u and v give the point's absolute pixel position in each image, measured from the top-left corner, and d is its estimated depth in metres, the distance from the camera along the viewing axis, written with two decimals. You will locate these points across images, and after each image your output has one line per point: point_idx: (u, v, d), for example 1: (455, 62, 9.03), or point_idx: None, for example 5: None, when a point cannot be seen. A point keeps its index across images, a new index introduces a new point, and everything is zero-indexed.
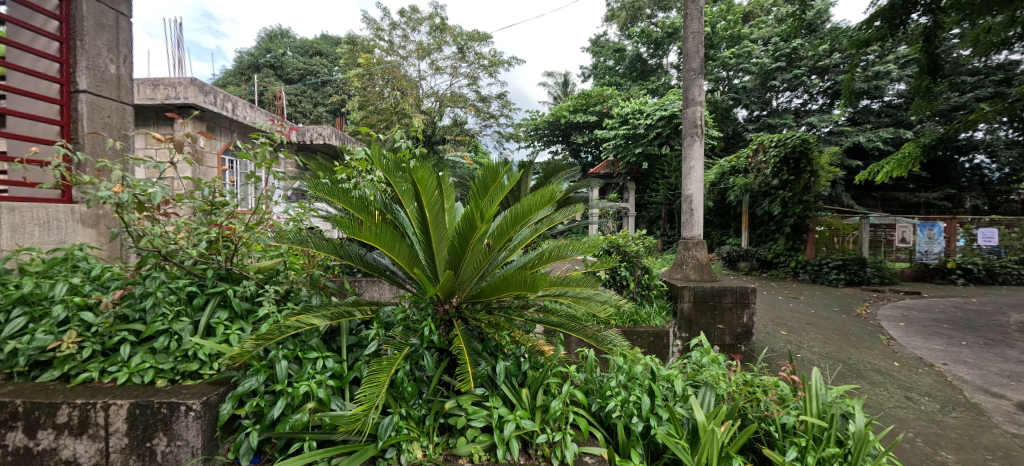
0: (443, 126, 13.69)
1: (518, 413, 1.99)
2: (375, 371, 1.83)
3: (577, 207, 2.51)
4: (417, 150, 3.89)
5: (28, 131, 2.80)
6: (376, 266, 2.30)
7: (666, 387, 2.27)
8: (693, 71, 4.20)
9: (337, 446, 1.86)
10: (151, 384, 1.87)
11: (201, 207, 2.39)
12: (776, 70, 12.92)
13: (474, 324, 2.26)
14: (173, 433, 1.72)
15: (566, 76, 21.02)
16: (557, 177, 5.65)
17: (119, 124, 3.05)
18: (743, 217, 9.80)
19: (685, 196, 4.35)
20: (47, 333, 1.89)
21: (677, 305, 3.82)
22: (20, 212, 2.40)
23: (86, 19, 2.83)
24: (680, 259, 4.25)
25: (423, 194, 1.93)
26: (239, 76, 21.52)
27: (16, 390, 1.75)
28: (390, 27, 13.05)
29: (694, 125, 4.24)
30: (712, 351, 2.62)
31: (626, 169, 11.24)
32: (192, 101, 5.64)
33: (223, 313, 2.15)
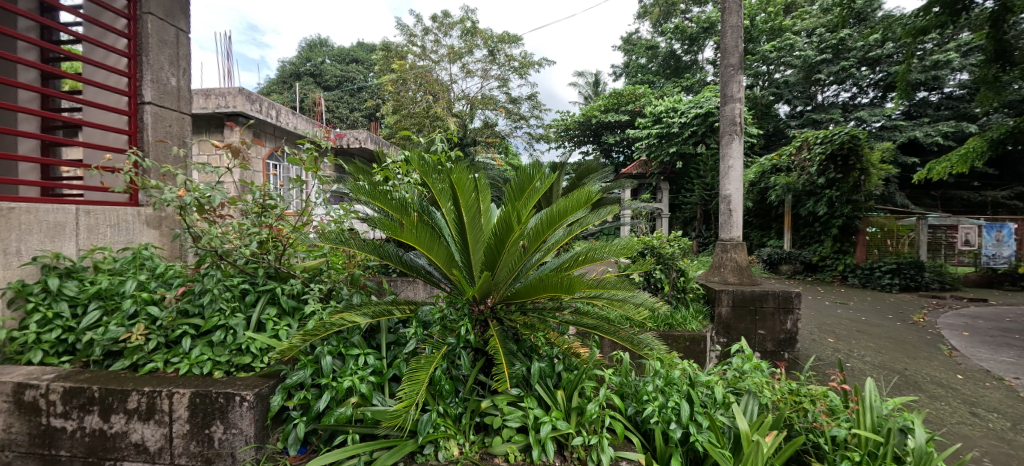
0: (474, 128, 13.86)
1: (554, 415, 1.99)
2: (414, 369, 1.88)
3: (612, 208, 2.50)
4: (453, 152, 3.99)
5: (101, 140, 3.04)
6: (413, 266, 2.36)
7: (705, 394, 2.21)
8: (732, 67, 4.09)
9: (378, 441, 1.92)
10: (209, 375, 1.99)
11: (253, 210, 2.53)
12: (822, 63, 12.36)
13: (509, 325, 2.29)
14: (229, 422, 1.82)
15: (597, 75, 20.84)
16: (590, 177, 5.61)
17: (179, 133, 3.27)
18: (785, 217, 9.40)
19: (723, 196, 4.23)
20: (119, 326, 2.08)
21: (714, 309, 3.72)
22: (95, 214, 2.60)
23: (150, 36, 3.05)
24: (717, 262, 4.14)
25: (460, 197, 1.97)
26: (281, 85, 22.57)
27: (92, 377, 1.91)
28: (423, 32, 13.34)
29: (732, 123, 4.11)
30: (754, 357, 2.53)
31: (660, 169, 11.00)
32: (240, 109, 5.99)
33: (272, 309, 2.28)
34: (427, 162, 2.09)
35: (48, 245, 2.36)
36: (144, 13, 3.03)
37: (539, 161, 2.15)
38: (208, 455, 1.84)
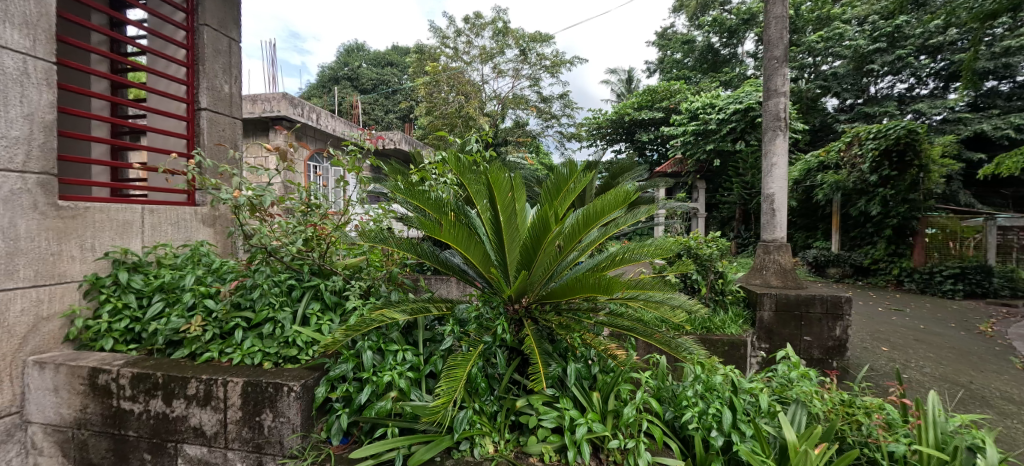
0: (505, 128, 13.92)
1: (589, 417, 1.97)
2: (452, 367, 1.92)
3: (649, 208, 2.47)
4: (488, 153, 4.03)
5: (163, 145, 3.25)
6: (448, 264, 2.40)
7: (748, 401, 2.14)
8: (776, 60, 3.92)
9: (417, 435, 1.96)
10: (259, 365, 2.10)
11: (299, 209, 2.65)
12: (875, 53, 11.67)
13: (544, 324, 2.30)
14: (278, 410, 1.91)
15: (631, 72, 20.47)
16: (623, 177, 5.55)
17: (231, 137, 3.46)
18: (833, 218, 8.92)
19: (766, 195, 4.06)
20: (179, 317, 2.23)
21: (756, 313, 3.59)
22: (157, 213, 2.79)
23: (206, 46, 3.24)
24: (760, 264, 3.99)
25: (497, 196, 1.99)
26: (321, 89, 23.44)
27: (156, 364, 2.06)
28: (455, 33, 13.51)
29: (776, 118, 3.95)
30: (802, 365, 2.42)
31: (696, 167, 10.68)
32: (283, 113, 6.29)
33: (316, 304, 2.38)
34: (463, 162, 2.13)
35: (118, 241, 2.54)
36: (200, 25, 3.22)
37: (574, 161, 2.14)
38: (258, 442, 1.94)
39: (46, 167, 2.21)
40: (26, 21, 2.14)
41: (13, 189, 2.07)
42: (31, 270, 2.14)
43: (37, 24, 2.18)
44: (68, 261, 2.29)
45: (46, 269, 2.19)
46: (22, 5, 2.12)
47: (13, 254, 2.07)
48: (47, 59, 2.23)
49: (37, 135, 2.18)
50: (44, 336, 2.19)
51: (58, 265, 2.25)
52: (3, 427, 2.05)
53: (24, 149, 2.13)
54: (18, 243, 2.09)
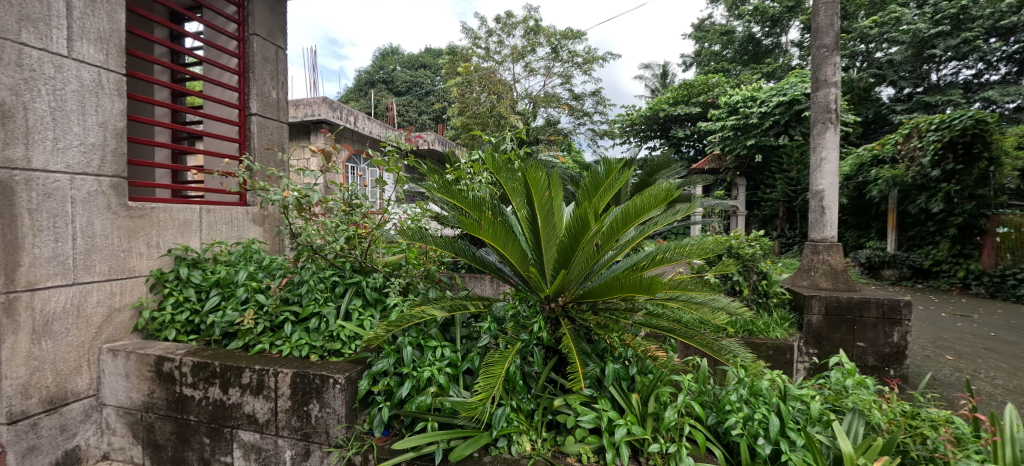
0: (537, 126, 13.90)
1: (629, 418, 1.93)
2: (490, 364, 1.94)
3: (689, 206, 2.41)
4: (522, 151, 4.04)
5: (218, 149, 3.46)
6: (485, 262, 2.43)
7: (798, 409, 2.04)
8: (826, 48, 3.73)
9: (456, 430, 1.99)
10: (306, 357, 2.19)
11: (342, 209, 2.75)
12: (936, 37, 10.88)
13: (581, 324, 2.29)
14: (325, 401, 1.99)
15: (666, 67, 20.00)
16: (659, 175, 5.44)
17: (279, 140, 3.62)
18: (889, 216, 8.45)
19: (815, 191, 3.88)
20: (234, 310, 2.38)
21: (803, 316, 3.43)
22: (214, 213, 2.97)
23: (255, 54, 3.41)
24: (807, 265, 3.80)
25: (534, 195, 2.00)
26: (357, 93, 24.17)
27: (213, 355, 2.19)
28: (487, 34, 13.60)
29: (826, 110, 3.77)
30: (858, 373, 2.30)
31: (736, 163, 10.28)
32: (323, 116, 6.54)
33: (358, 301, 2.48)
34: (500, 161, 2.14)
35: (179, 239, 2.72)
36: (250, 34, 3.39)
37: (612, 159, 2.13)
38: (306, 431, 2.03)
39: (118, 171, 2.40)
40: (100, 37, 2.32)
41: (91, 191, 2.26)
42: (106, 265, 2.32)
43: (110, 39, 2.37)
44: (137, 257, 2.47)
45: (119, 264, 2.38)
46: (97, 22, 2.31)
47: (90, 251, 2.25)
48: (118, 71, 2.42)
49: (110, 142, 2.36)
50: (116, 326, 2.38)
51: (128, 260, 2.43)
52: (82, 408, 2.24)
53: (99, 154, 2.31)
54: (95, 240, 2.27)
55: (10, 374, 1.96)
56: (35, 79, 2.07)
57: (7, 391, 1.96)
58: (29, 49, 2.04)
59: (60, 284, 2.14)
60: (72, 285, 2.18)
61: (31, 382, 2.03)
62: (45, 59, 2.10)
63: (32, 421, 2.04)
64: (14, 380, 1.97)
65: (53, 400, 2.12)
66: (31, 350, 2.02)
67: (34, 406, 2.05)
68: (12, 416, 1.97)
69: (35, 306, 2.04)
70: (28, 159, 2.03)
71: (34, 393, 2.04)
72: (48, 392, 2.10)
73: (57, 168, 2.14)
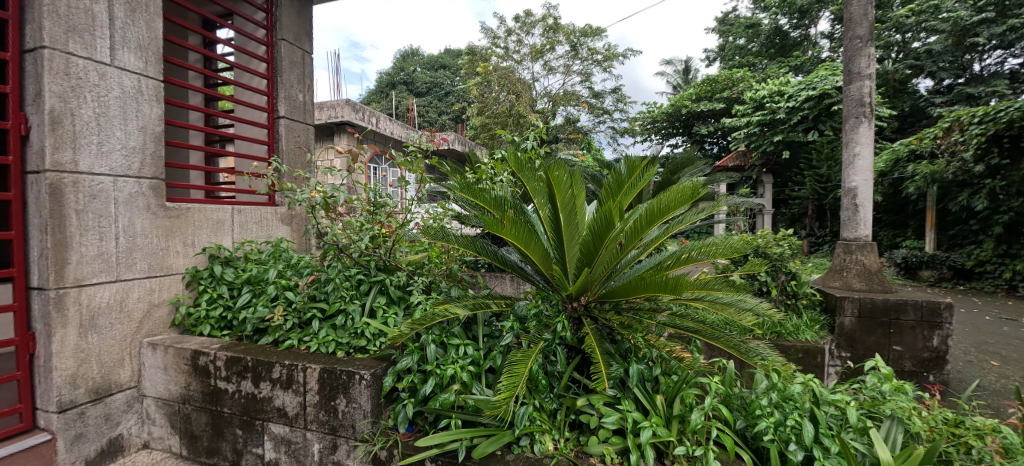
0: (556, 125, 13.85)
1: (653, 420, 1.91)
2: (514, 362, 1.95)
3: (715, 205, 2.38)
4: (543, 149, 4.04)
5: (248, 151, 3.57)
6: (507, 261, 2.44)
7: (832, 415, 1.97)
8: (860, 40, 3.62)
9: (479, 428, 2.00)
10: (333, 353, 2.25)
11: (366, 208, 2.80)
12: (979, 25, 10.36)
13: (604, 324, 2.28)
14: (351, 396, 2.04)
15: (688, 62, 19.63)
16: (682, 172, 5.35)
17: (305, 142, 3.71)
18: (928, 215, 8.10)
19: (848, 189, 3.75)
20: (265, 306, 2.46)
21: (835, 318, 3.33)
22: (245, 212, 3.07)
23: (283, 59, 3.50)
24: (839, 265, 3.68)
25: (557, 194, 2.00)
26: (378, 94, 24.54)
27: (245, 350, 2.27)
28: (506, 33, 13.60)
29: (860, 104, 3.64)
30: (895, 378, 2.21)
31: (762, 160, 9.97)
32: (346, 118, 6.68)
33: (382, 298, 2.53)
34: (522, 161, 2.14)
35: (213, 238, 2.82)
36: (279, 40, 3.49)
37: (636, 157, 2.11)
38: (334, 425, 2.08)
39: (157, 173, 2.50)
40: (140, 45, 2.43)
41: (132, 192, 2.37)
42: (145, 263, 2.42)
43: (148, 47, 2.47)
44: (174, 255, 2.57)
45: (157, 262, 2.48)
46: (137, 31, 2.41)
47: (131, 249, 2.35)
48: (156, 78, 2.52)
49: (149, 145, 2.46)
50: (155, 321, 2.48)
51: (166, 258, 2.53)
52: (124, 399, 2.35)
53: (139, 157, 2.41)
54: (136, 239, 2.38)
55: (60, 365, 2.07)
56: (82, 87, 2.18)
57: (57, 381, 2.07)
58: (76, 58, 2.15)
59: (105, 280, 2.24)
60: (115, 282, 2.29)
61: (79, 373, 2.14)
62: (90, 67, 2.21)
63: (80, 410, 2.15)
64: (63, 370, 2.08)
65: (98, 391, 2.23)
66: (78, 343, 2.14)
67: (82, 396, 2.16)
68: (62, 405, 2.08)
69: (82, 301, 2.15)
70: (76, 162, 2.14)
71: (81, 383, 2.16)
72: (94, 383, 2.21)
73: (101, 171, 2.24)
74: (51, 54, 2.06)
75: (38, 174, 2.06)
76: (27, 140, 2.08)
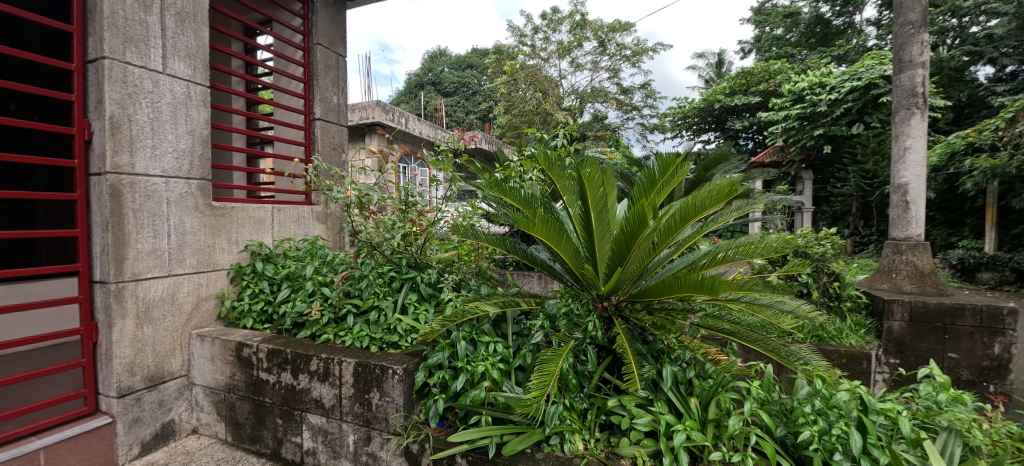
0: (584, 122, 13.72)
1: (688, 424, 1.86)
2: (545, 361, 1.94)
3: (756, 202, 2.28)
4: (573, 147, 3.99)
5: (287, 152, 3.68)
6: (536, 260, 2.43)
7: (882, 426, 1.87)
8: (912, 25, 3.42)
9: (509, 426, 2.00)
10: (367, 348, 2.30)
11: (398, 207, 2.84)
12: None
13: (636, 324, 2.25)
14: (385, 390, 2.08)
15: (722, 55, 19.02)
16: (716, 169, 5.19)
17: (340, 142, 3.79)
18: (988, 212, 7.55)
19: (897, 185, 3.55)
20: (303, 301, 2.55)
21: (883, 323, 3.16)
22: (283, 211, 3.17)
23: (319, 62, 3.60)
24: (888, 266, 3.49)
25: (588, 193, 1.98)
26: (407, 95, 24.93)
27: (284, 343, 2.35)
28: (533, 31, 13.54)
29: (911, 95, 3.44)
30: (953, 387, 2.07)
31: (801, 155, 9.39)
32: (376, 119, 6.81)
33: (414, 295, 2.58)
34: (553, 159, 2.13)
35: (254, 235, 2.94)
36: (314, 44, 3.59)
37: (672, 153, 2.06)
38: (368, 417, 2.12)
39: (204, 174, 2.62)
40: (189, 53, 2.54)
41: (183, 192, 2.49)
42: (194, 259, 2.55)
43: (197, 55, 2.59)
44: (219, 252, 2.69)
45: (205, 258, 2.60)
46: (186, 40, 2.53)
47: (182, 246, 2.48)
48: (203, 84, 2.63)
49: (197, 148, 2.58)
50: (203, 314, 2.60)
51: (213, 255, 2.65)
52: (176, 386, 2.48)
53: (189, 159, 2.53)
54: (185, 236, 2.50)
55: (119, 353, 2.21)
56: (138, 94, 2.30)
57: (117, 368, 2.21)
58: (132, 67, 2.27)
59: (158, 275, 2.37)
60: (168, 276, 2.42)
61: (136, 361, 2.28)
62: (144, 75, 2.33)
63: (136, 396, 2.29)
64: (123, 358, 2.23)
65: (153, 378, 2.37)
66: (135, 333, 2.28)
67: (138, 383, 2.30)
68: (121, 390, 2.22)
69: (138, 294, 2.28)
70: (133, 165, 2.26)
71: (138, 371, 2.29)
72: (149, 371, 2.34)
73: (155, 172, 2.37)
74: (110, 64, 2.19)
75: (99, 176, 2.19)
76: (90, 145, 2.22)
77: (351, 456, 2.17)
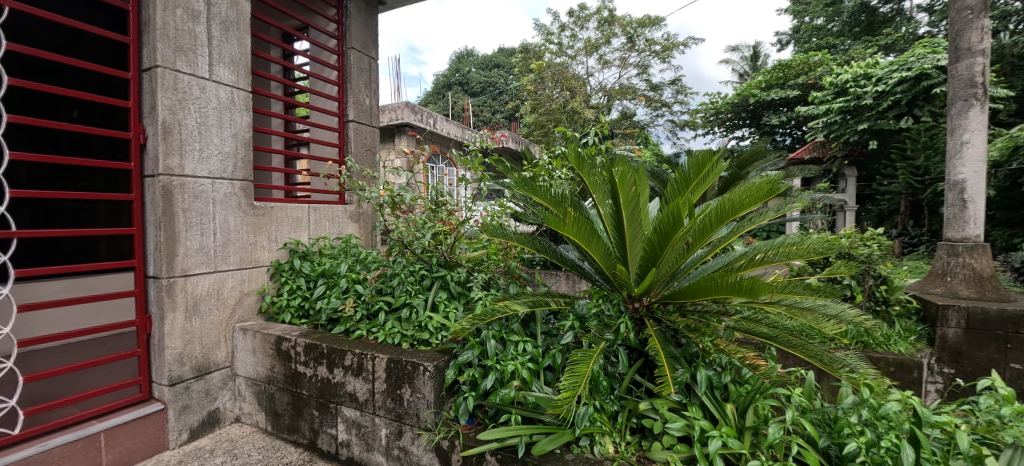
0: (612, 120, 13.55)
1: (724, 430, 1.80)
2: (575, 362, 1.92)
3: (799, 202, 2.19)
4: (604, 145, 3.93)
5: (322, 153, 3.78)
6: (566, 259, 2.40)
7: (939, 441, 1.75)
8: (970, 10, 3.20)
9: (539, 425, 1.99)
10: (398, 344, 2.34)
11: (428, 207, 2.87)
12: None
13: (669, 326, 2.20)
14: (416, 386, 2.11)
15: (757, 48, 18.36)
16: (751, 167, 5.01)
17: (371, 143, 3.86)
18: None
19: (953, 182, 3.34)
20: (337, 297, 2.62)
21: (937, 330, 2.99)
22: (319, 210, 3.26)
23: (352, 66, 3.67)
24: (943, 270, 3.29)
25: (621, 193, 1.94)
26: (435, 95, 25.22)
27: (321, 337, 2.42)
28: (560, 29, 13.44)
29: (970, 85, 3.23)
30: (1018, 401, 1.93)
31: (843, 151, 8.96)
32: (406, 120, 6.91)
33: (444, 293, 2.61)
34: (583, 157, 2.10)
35: (292, 234, 3.03)
36: (348, 48, 3.67)
37: (709, 150, 2.00)
38: (400, 412, 2.16)
39: (247, 175, 2.72)
40: (233, 60, 2.63)
41: (227, 192, 2.59)
42: (237, 256, 2.65)
43: (239, 61, 2.68)
44: (260, 249, 2.79)
45: (247, 255, 2.71)
46: (230, 48, 2.62)
47: (227, 243, 2.59)
48: (246, 89, 2.73)
49: (240, 150, 2.68)
50: (245, 308, 2.71)
51: (254, 252, 2.75)
52: (221, 377, 2.59)
53: (233, 162, 2.63)
54: (229, 235, 2.60)
55: (170, 344, 2.33)
56: (187, 100, 2.41)
57: (168, 358, 2.34)
58: (182, 74, 2.38)
59: (205, 271, 2.48)
60: (214, 272, 2.52)
61: (185, 352, 2.40)
62: (193, 82, 2.44)
63: (186, 384, 2.41)
64: (173, 349, 2.35)
65: (201, 368, 2.48)
66: (184, 326, 2.39)
67: (187, 372, 2.41)
68: (171, 379, 2.34)
69: (187, 289, 2.39)
70: (182, 167, 2.37)
71: (187, 361, 2.41)
72: (197, 361, 2.46)
73: (203, 174, 2.47)
74: (162, 72, 2.30)
75: (153, 177, 2.30)
76: (144, 148, 2.34)
77: (383, 449, 2.21)
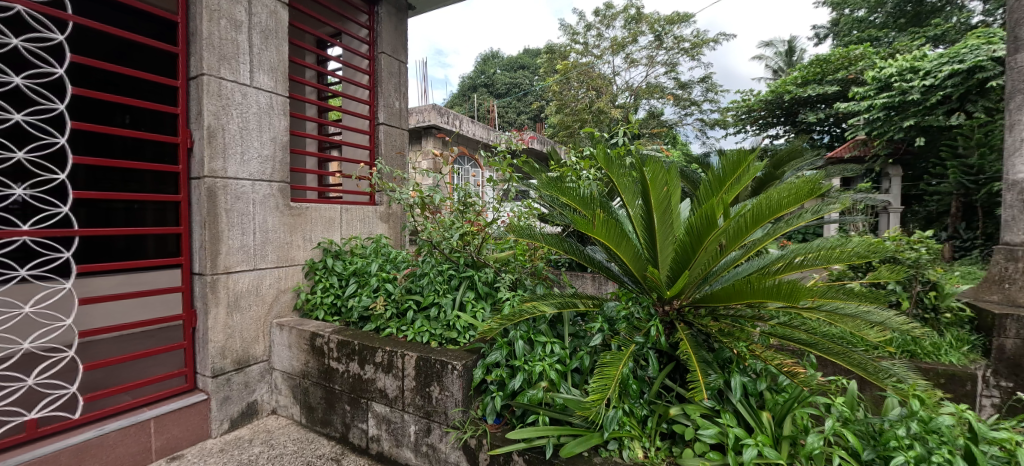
0: (639, 119, 13.33)
1: (759, 439, 1.74)
2: (604, 365, 1.90)
3: (839, 204, 2.10)
4: (635, 145, 3.87)
5: (354, 155, 3.86)
6: (594, 261, 2.38)
7: (997, 458, 1.65)
8: None
9: (567, 427, 1.98)
10: (427, 343, 2.37)
11: (456, 208, 2.91)
12: None
13: (700, 329, 2.15)
14: (444, 384, 2.13)
15: (792, 43, 17.71)
16: (786, 167, 4.82)
17: (401, 145, 3.92)
18: None
19: (1011, 181, 3.13)
20: (368, 296, 2.67)
21: (993, 340, 2.83)
22: (351, 211, 3.33)
23: (383, 70, 3.74)
24: (999, 275, 3.10)
25: (652, 194, 1.91)
26: (460, 97, 25.43)
27: (353, 334, 2.47)
28: (586, 28, 13.32)
29: None
30: None
31: (886, 149, 8.55)
32: (432, 122, 6.98)
33: (471, 293, 2.63)
34: (613, 157, 2.07)
35: (325, 233, 3.11)
36: (379, 53, 3.74)
37: (744, 148, 1.94)
38: (428, 410, 2.19)
39: (284, 177, 2.81)
40: (272, 66, 2.72)
41: (266, 193, 2.68)
42: (275, 255, 2.74)
43: (278, 68, 2.77)
44: (296, 248, 2.88)
45: (284, 254, 2.80)
46: (269, 55, 2.71)
47: (265, 242, 2.68)
48: (284, 94, 2.81)
49: (278, 153, 2.76)
50: (281, 305, 2.79)
51: (290, 251, 2.84)
52: (259, 370, 2.68)
53: (272, 164, 2.72)
54: (268, 234, 2.70)
55: (213, 338, 2.44)
56: (230, 105, 2.51)
57: (211, 351, 2.44)
58: (225, 81, 2.48)
59: (245, 269, 2.58)
60: (253, 270, 2.62)
61: (227, 345, 2.50)
62: (235, 88, 2.53)
63: (227, 376, 2.51)
64: (215, 342, 2.45)
65: (241, 361, 2.57)
66: (226, 321, 2.49)
67: (228, 365, 2.51)
68: (214, 371, 2.45)
69: (229, 286, 2.49)
70: (225, 169, 2.47)
71: (228, 354, 2.51)
72: (238, 354, 2.55)
73: (244, 176, 2.57)
74: (208, 80, 2.40)
75: (198, 179, 2.41)
76: (191, 151, 2.45)
77: (412, 446, 2.24)
